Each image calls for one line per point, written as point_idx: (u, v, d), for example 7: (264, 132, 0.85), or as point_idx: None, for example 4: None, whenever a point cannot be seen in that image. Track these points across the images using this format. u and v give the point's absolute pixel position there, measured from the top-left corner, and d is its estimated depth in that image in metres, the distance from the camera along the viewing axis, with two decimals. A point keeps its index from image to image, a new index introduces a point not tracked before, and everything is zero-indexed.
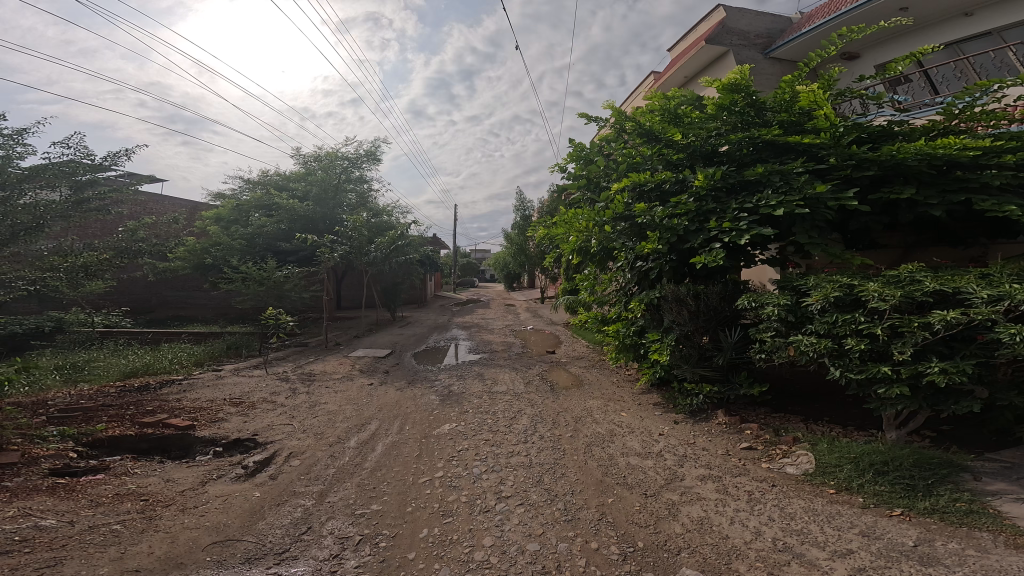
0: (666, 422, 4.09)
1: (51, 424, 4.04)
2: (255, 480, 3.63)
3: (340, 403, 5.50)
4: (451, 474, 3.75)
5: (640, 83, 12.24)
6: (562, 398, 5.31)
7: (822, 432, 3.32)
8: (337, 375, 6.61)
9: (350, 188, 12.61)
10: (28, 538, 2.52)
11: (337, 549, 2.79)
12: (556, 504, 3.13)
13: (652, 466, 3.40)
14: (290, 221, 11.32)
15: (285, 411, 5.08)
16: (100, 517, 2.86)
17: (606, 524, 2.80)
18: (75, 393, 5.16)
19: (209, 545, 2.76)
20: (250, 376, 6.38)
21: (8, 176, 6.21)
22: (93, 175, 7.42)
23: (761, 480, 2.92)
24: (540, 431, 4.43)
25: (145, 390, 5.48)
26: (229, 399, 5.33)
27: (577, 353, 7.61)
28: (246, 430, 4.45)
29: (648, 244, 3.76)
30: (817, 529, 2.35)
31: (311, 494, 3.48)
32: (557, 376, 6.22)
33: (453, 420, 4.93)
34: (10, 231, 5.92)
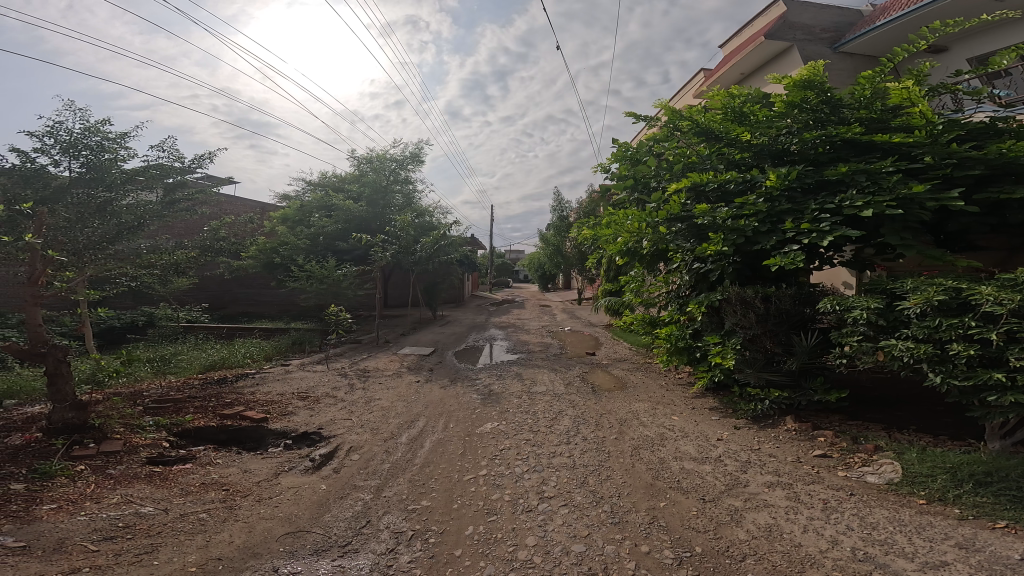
0: (725, 427, 4.01)
1: (148, 415, 4.35)
2: (319, 474, 3.77)
3: (392, 399, 5.63)
4: (498, 473, 3.78)
5: (690, 80, 12.03)
6: (605, 400, 5.27)
7: (909, 441, 3.20)
8: (388, 372, 6.74)
9: (398, 189, 12.78)
10: (129, 525, 2.72)
11: (392, 544, 2.85)
12: (604, 505, 3.13)
13: (711, 472, 3.33)
14: (347, 222, 11.65)
15: (346, 406, 5.23)
16: (190, 505, 3.05)
17: (659, 529, 2.77)
18: (166, 384, 5.49)
19: (282, 535, 2.87)
20: (315, 371, 6.59)
21: (113, 178, 6.37)
22: (182, 177, 7.71)
23: (838, 489, 2.83)
24: (583, 432, 4.41)
25: (224, 383, 5.75)
26: (297, 393, 5.52)
27: (619, 355, 7.53)
28: (313, 423, 4.63)
29: (712, 246, 3.74)
30: (905, 540, 2.28)
31: (369, 488, 3.57)
32: (598, 378, 6.18)
33: (495, 419, 4.96)
34: (115, 230, 5.75)
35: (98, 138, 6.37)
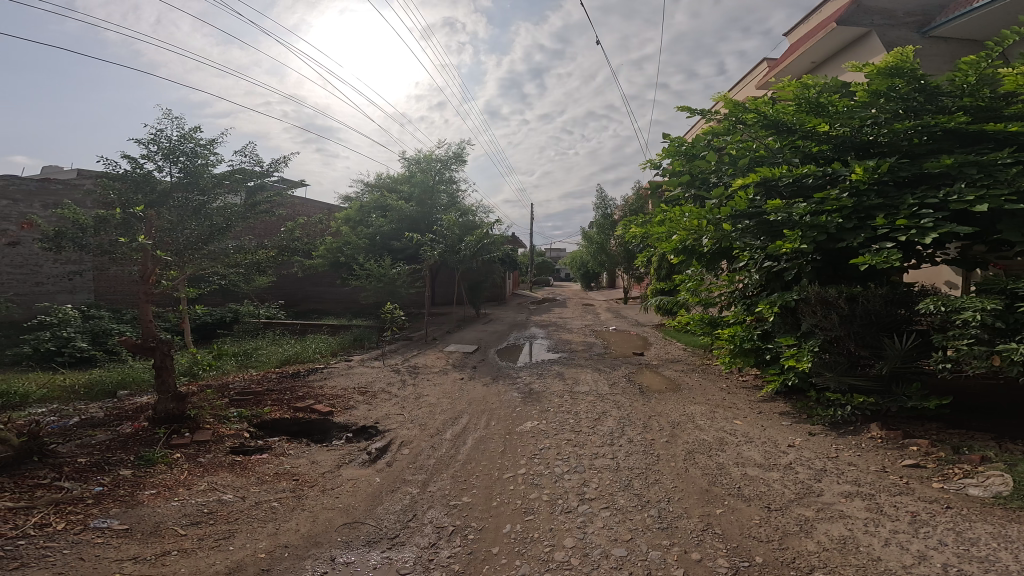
0: (799, 433, 3.86)
1: (233, 406, 4.72)
2: (375, 467, 3.91)
3: (439, 395, 5.71)
4: (532, 473, 3.76)
5: (753, 71, 11.70)
6: (654, 401, 5.18)
7: (1021, 453, 2.98)
8: (435, 369, 6.87)
9: (443, 189, 12.99)
10: (213, 511, 2.99)
11: (434, 538, 2.90)
12: (649, 510, 3.06)
13: (780, 479, 3.22)
14: (399, 222, 12.00)
15: (398, 401, 5.38)
16: (264, 494, 3.30)
17: (712, 536, 2.69)
18: (248, 377, 5.85)
19: (340, 525, 3.00)
20: (373, 366, 6.82)
21: (204, 183, 6.90)
22: (261, 180, 8.03)
23: (931, 501, 2.68)
24: (629, 434, 4.35)
25: (297, 376, 6.03)
26: (358, 388, 5.74)
27: (669, 356, 7.38)
28: (370, 418, 4.82)
29: (788, 243, 3.59)
30: (1010, 558, 2.13)
31: (416, 482, 3.65)
32: (645, 379, 6.06)
33: (533, 418, 4.96)
34: (209, 230, 6.53)
35: (192, 144, 6.83)
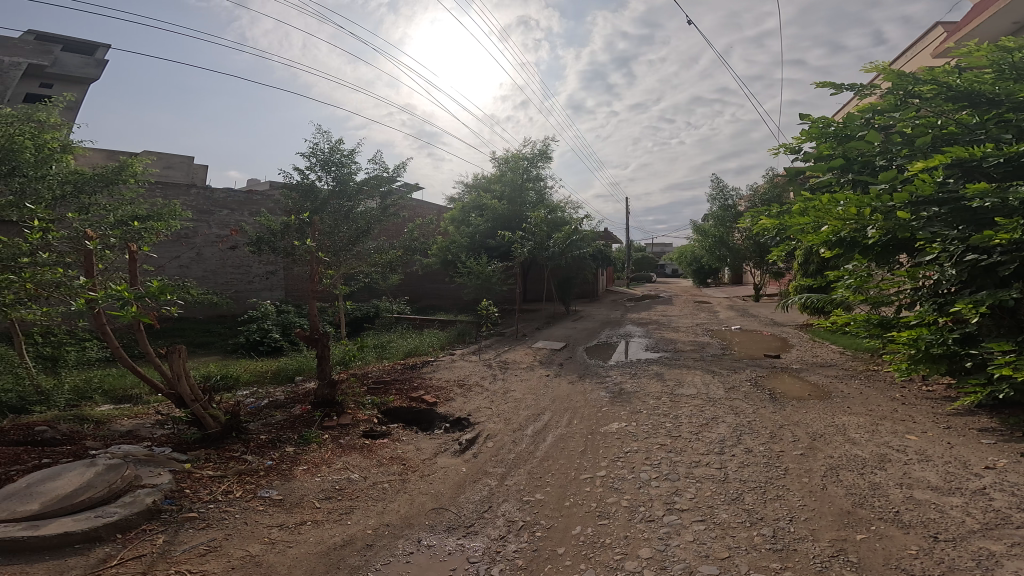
0: (1001, 454, 3.38)
1: (369, 394, 5.40)
2: (463, 456, 4.07)
3: (524, 391, 5.81)
4: (611, 475, 3.64)
5: (927, 42, 10.51)
6: (788, 409, 4.82)
7: None
8: (524, 364, 7.10)
9: (530, 186, 13.01)
10: (342, 488, 3.37)
11: (504, 530, 3.00)
12: (760, 529, 2.79)
13: (959, 505, 2.81)
14: (493, 220, 12.68)
15: (488, 394, 5.63)
16: (379, 474, 3.63)
17: (846, 564, 2.41)
18: (383, 368, 6.78)
19: (430, 510, 3.23)
20: (469, 360, 7.33)
21: (348, 189, 8.45)
22: (391, 184, 9.06)
23: None
24: (748, 443, 4.05)
25: (414, 368, 6.78)
26: (456, 380, 6.16)
27: (818, 360, 6.87)
28: (465, 410, 5.08)
29: (1009, 233, 3.23)
30: None
31: (495, 475, 3.75)
32: (778, 385, 5.70)
33: (620, 420, 4.78)
34: (357, 232, 8.38)
35: (338, 156, 8.30)
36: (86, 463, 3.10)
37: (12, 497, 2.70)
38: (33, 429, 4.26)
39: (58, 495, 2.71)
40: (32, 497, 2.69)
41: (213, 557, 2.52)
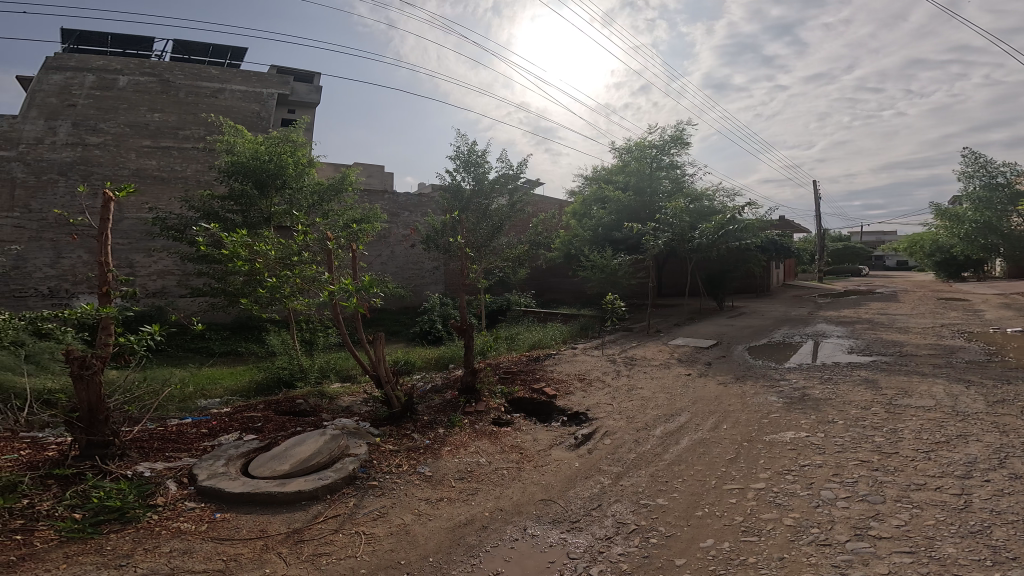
0: None
1: (500, 382, 6.33)
2: (578, 452, 4.41)
3: (653, 391, 6.09)
4: (773, 491, 3.41)
5: None
6: None
7: None
8: (655, 363, 7.56)
9: (663, 174, 15.00)
10: (473, 471, 4.04)
11: (612, 531, 3.14)
12: (1007, 572, 2.37)
13: None
14: (618, 212, 14.89)
15: (609, 391, 6.06)
16: (500, 460, 4.26)
17: None
18: (512, 359, 8.02)
19: (539, 501, 3.59)
20: (592, 355, 8.11)
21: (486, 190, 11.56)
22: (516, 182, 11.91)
23: None
24: (1017, 468, 3.41)
25: (537, 360, 7.82)
26: (576, 374, 6.86)
27: None
28: (583, 404, 5.62)
29: None
30: None
31: (609, 474, 3.94)
32: None
33: (797, 429, 4.47)
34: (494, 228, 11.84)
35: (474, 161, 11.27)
36: (318, 433, 4.30)
37: (277, 457, 3.95)
38: (293, 401, 5.82)
39: (298, 459, 3.87)
40: (285, 458, 3.90)
41: (380, 522, 3.29)
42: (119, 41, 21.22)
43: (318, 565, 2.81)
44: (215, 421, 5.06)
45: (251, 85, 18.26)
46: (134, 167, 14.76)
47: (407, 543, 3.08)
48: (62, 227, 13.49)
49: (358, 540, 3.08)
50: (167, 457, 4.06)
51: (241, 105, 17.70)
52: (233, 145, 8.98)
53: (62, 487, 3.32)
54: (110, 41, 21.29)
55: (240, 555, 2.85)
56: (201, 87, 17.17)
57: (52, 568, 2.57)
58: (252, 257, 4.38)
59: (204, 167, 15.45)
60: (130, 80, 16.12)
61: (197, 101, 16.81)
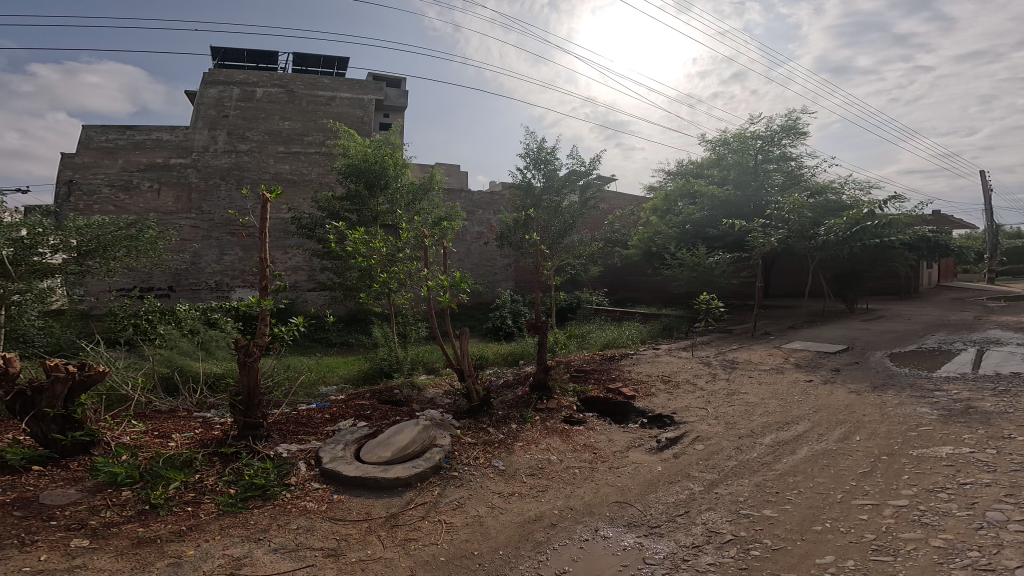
0: None
1: (572, 380, 6.66)
2: (661, 456, 4.53)
3: (762, 396, 6.00)
4: (919, 510, 3.23)
5: None
6: None
7: None
8: (762, 367, 7.38)
9: (773, 167, 14.09)
10: (542, 468, 4.32)
11: (701, 540, 3.20)
12: None
13: None
14: (712, 208, 14.08)
15: (702, 395, 6.11)
16: (572, 460, 4.49)
17: None
18: (584, 357, 8.36)
19: (612, 502, 3.78)
20: (678, 358, 8.09)
21: (558, 185, 12.55)
22: (586, 177, 12.76)
23: None
24: None
25: (613, 359, 8.09)
26: (661, 376, 6.99)
27: None
28: (669, 407, 5.73)
29: None
30: None
31: (701, 481, 4.00)
32: None
33: (958, 444, 4.12)
34: (567, 224, 12.67)
35: (544, 155, 12.25)
36: (412, 422, 4.76)
37: (381, 443, 4.42)
38: (390, 391, 6.47)
39: (398, 447, 4.32)
40: (388, 445, 4.36)
41: (458, 512, 3.64)
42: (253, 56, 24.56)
43: (409, 548, 3.18)
44: (335, 407, 5.73)
45: (357, 93, 19.38)
46: (274, 172, 17.05)
47: (481, 535, 3.37)
48: (226, 226, 16.09)
49: (441, 527, 3.42)
50: (298, 439, 4.69)
51: (349, 112, 18.98)
52: (347, 149, 10.30)
53: (221, 464, 4.07)
54: (247, 55, 24.61)
55: (350, 536, 3.28)
56: (316, 95, 18.67)
57: (209, 538, 3.14)
58: (369, 254, 5.02)
59: (325, 170, 17.48)
60: (266, 93, 17.95)
61: (317, 110, 18.47)
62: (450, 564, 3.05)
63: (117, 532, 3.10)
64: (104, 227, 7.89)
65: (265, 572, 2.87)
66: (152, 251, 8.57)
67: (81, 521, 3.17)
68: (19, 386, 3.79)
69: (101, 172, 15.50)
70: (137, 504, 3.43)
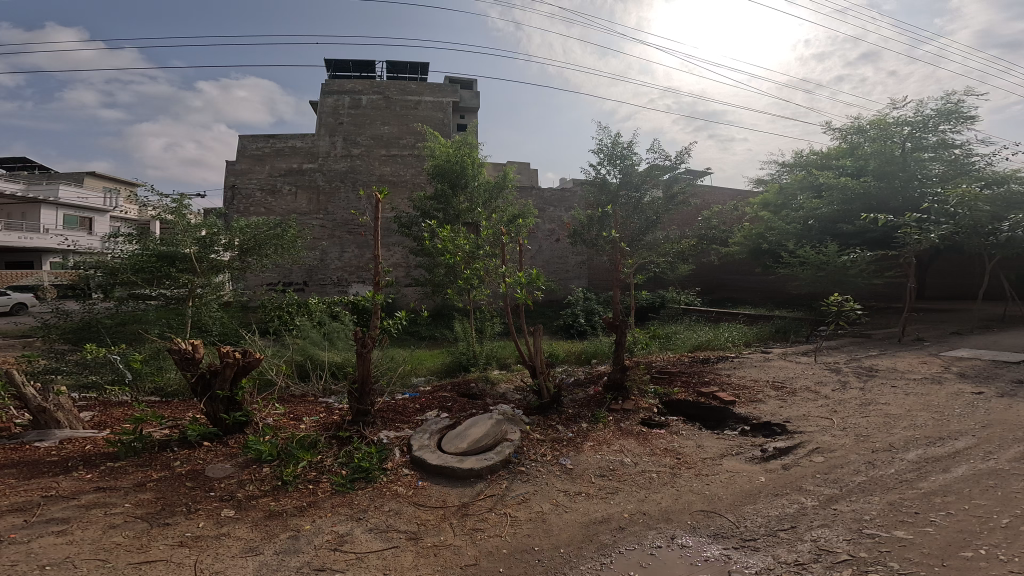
0: None
1: (655, 382, 6.50)
2: (766, 466, 4.21)
3: (906, 408, 5.33)
4: None
5: None
6: None
7: None
8: (905, 375, 6.69)
9: (928, 156, 12.33)
10: (616, 470, 4.27)
11: (807, 558, 2.92)
12: None
13: None
14: (842, 202, 12.43)
15: (825, 405, 5.63)
16: (651, 464, 4.37)
17: None
18: (667, 359, 8.16)
19: (697, 510, 3.60)
20: (795, 363, 7.92)
21: (643, 183, 12.41)
22: (672, 172, 12.49)
23: None
24: None
25: (706, 363, 8.05)
26: (771, 383, 6.68)
27: None
28: (780, 415, 5.33)
29: None
30: None
31: (815, 495, 3.62)
32: None
33: None
34: (649, 223, 12.55)
35: (621, 150, 11.98)
36: (486, 416, 5.01)
37: (457, 434, 4.72)
38: (468, 385, 6.83)
39: (471, 439, 4.56)
40: (462, 437, 4.64)
41: (523, 507, 3.77)
42: (357, 65, 27.43)
43: (476, 538, 3.36)
44: (422, 398, 6.25)
45: (438, 97, 20.60)
46: (378, 173, 19.06)
47: (542, 531, 3.45)
48: (346, 225, 18.43)
49: (505, 520, 3.58)
50: (394, 427, 5.13)
51: (431, 115, 20.35)
52: (434, 150, 11.22)
53: (338, 446, 4.54)
54: (352, 64, 27.44)
55: (427, 521, 3.55)
56: (406, 101, 20.19)
57: (322, 515, 3.54)
58: (455, 250, 5.32)
59: (417, 170, 19.39)
60: (370, 99, 19.75)
61: (407, 113, 20.10)
62: (510, 557, 3.16)
63: (256, 505, 3.62)
64: (260, 226, 9.16)
65: (360, 550, 3.18)
66: (292, 247, 9.83)
67: (231, 493, 3.75)
68: (200, 371, 4.49)
69: (253, 176, 18.31)
70: (273, 480, 3.96)
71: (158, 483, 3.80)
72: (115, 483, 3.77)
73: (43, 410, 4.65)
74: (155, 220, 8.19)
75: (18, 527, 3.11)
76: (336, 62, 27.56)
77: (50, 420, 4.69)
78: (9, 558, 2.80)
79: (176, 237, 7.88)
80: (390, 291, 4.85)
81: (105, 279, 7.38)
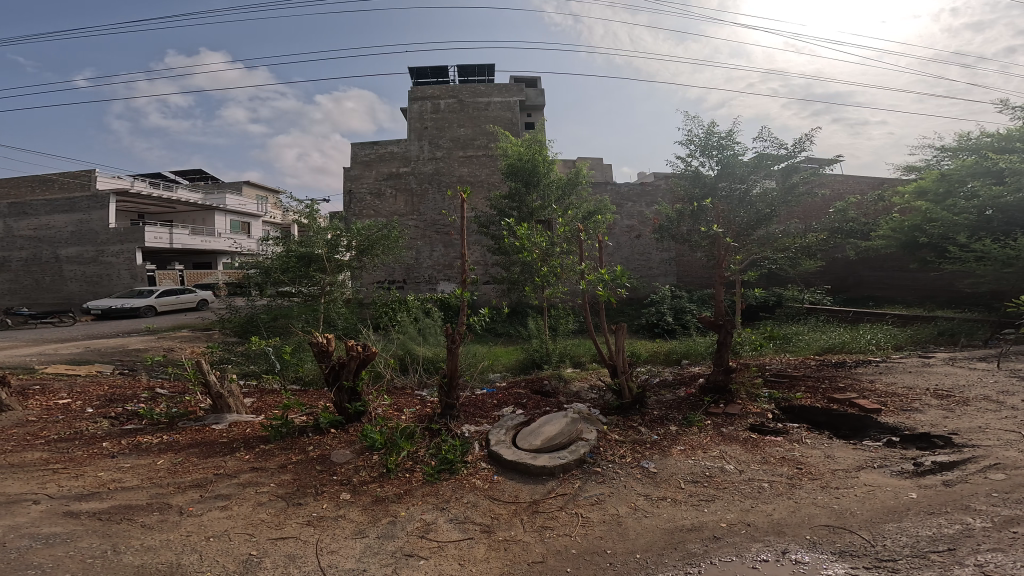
0: None
1: (769, 387, 5.81)
2: (919, 481, 3.49)
3: None
4: None
5: None
6: None
7: None
8: None
9: None
10: (712, 476, 3.90)
11: None
12: None
13: None
14: None
15: (1013, 417, 4.51)
16: (763, 472, 3.90)
17: None
18: (782, 363, 7.28)
19: (820, 525, 3.11)
20: (970, 370, 6.51)
21: (753, 176, 11.37)
22: (791, 160, 11.18)
23: None
24: None
25: (840, 367, 7.01)
26: (931, 391, 5.55)
27: None
28: (943, 426, 4.40)
29: None
30: None
31: (989, 517, 2.92)
32: None
33: None
34: (760, 219, 11.45)
35: (719, 140, 11.13)
36: (562, 414, 4.98)
37: (534, 431, 4.75)
38: (541, 382, 6.89)
39: (547, 436, 4.57)
40: (539, 434, 4.66)
41: (597, 509, 3.62)
42: (435, 72, 29.25)
43: (545, 536, 3.33)
44: (499, 393, 6.46)
45: (506, 95, 21.09)
46: (458, 177, 20.37)
47: (618, 535, 3.28)
48: (438, 228, 19.93)
49: (577, 521, 3.48)
50: (475, 421, 5.38)
51: (500, 115, 21.01)
52: (506, 151, 11.55)
53: (430, 437, 4.85)
54: (433, 73, 29.23)
55: (500, 516, 3.62)
56: (478, 103, 21.00)
57: (414, 503, 3.82)
58: (533, 247, 5.42)
59: (493, 171, 20.37)
60: (448, 104, 20.88)
61: (481, 115, 20.95)
62: (579, 558, 3.06)
63: (366, 490, 4.05)
64: (371, 228, 10.30)
65: (442, 539, 3.35)
66: (396, 247, 10.98)
67: (348, 477, 4.25)
68: (330, 363, 5.17)
69: (363, 184, 20.62)
70: (379, 467, 4.38)
71: (295, 466, 4.47)
72: (265, 464, 4.53)
73: (221, 395, 5.79)
74: (294, 223, 9.78)
75: (195, 501, 3.88)
76: (420, 69, 29.67)
77: (224, 406, 5.82)
78: (186, 529, 3.49)
79: (311, 239, 9.50)
80: (474, 288, 5.11)
81: (262, 278, 9.26)
